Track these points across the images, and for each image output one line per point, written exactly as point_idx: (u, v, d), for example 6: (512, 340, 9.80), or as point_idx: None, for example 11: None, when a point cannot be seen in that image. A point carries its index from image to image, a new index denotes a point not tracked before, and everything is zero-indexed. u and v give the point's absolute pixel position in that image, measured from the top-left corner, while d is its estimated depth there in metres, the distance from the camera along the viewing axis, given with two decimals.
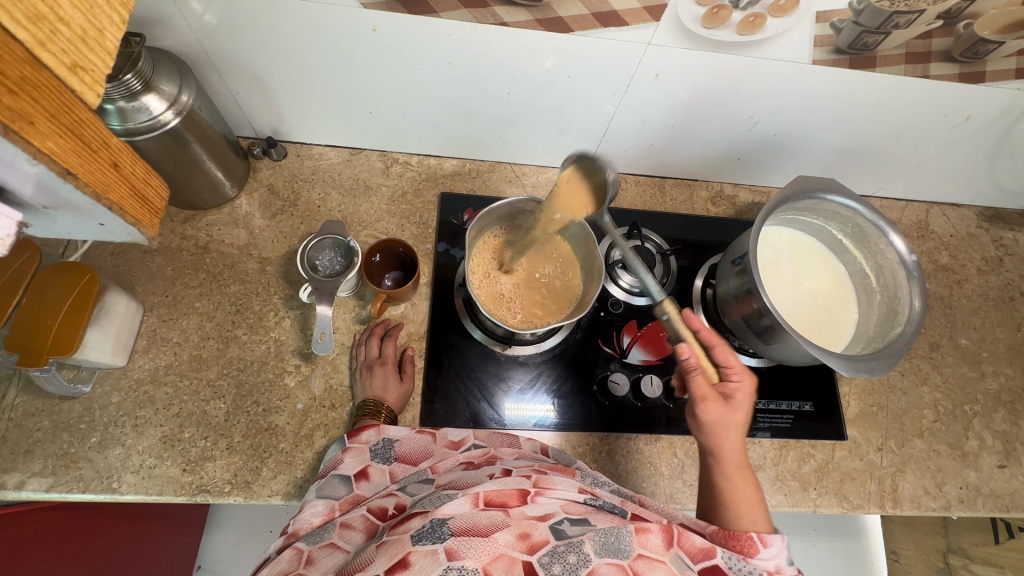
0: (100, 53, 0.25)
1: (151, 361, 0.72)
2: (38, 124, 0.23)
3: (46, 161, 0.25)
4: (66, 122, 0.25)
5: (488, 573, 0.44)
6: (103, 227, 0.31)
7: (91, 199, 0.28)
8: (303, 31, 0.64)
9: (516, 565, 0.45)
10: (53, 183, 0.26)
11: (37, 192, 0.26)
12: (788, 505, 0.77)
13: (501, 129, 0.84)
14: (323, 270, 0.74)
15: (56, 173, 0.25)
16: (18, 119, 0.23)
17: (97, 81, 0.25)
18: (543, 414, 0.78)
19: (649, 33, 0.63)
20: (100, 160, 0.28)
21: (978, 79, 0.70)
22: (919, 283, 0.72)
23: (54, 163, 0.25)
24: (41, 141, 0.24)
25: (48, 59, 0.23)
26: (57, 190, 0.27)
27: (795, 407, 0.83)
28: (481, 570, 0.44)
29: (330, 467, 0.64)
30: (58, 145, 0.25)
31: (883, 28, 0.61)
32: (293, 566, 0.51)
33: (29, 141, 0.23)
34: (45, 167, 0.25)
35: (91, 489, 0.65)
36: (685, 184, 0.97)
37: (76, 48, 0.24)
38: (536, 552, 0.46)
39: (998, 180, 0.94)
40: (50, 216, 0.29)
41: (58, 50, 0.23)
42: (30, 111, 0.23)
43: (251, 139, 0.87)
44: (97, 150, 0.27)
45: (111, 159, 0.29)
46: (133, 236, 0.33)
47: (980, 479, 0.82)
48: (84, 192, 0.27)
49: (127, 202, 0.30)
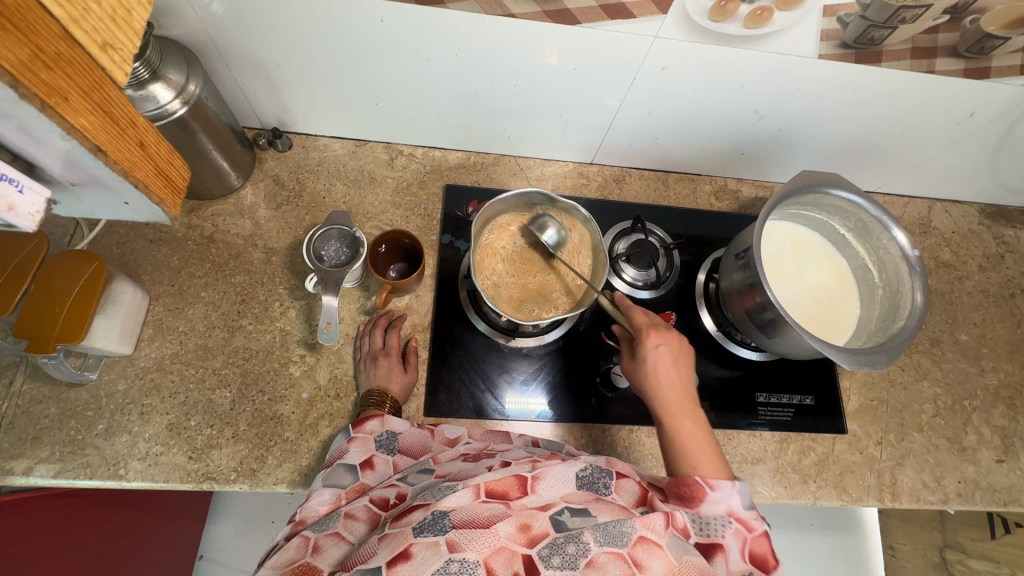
0: (128, 32, 0.25)
1: (157, 349, 0.73)
2: (72, 100, 0.24)
3: (79, 138, 0.25)
4: (97, 100, 0.25)
5: (489, 566, 0.45)
6: (128, 206, 0.31)
7: (119, 176, 0.28)
8: (311, 22, 0.64)
9: (516, 558, 0.46)
10: (82, 159, 0.26)
11: (66, 169, 0.27)
12: (788, 497, 0.78)
13: (505, 121, 0.84)
14: (328, 260, 0.74)
15: (87, 149, 0.26)
16: (54, 95, 0.23)
17: (125, 59, 0.26)
18: (545, 406, 0.78)
19: (656, 26, 0.63)
20: (128, 139, 0.28)
21: (983, 75, 0.70)
22: (921, 277, 0.73)
23: (85, 140, 0.25)
24: (73, 117, 0.24)
25: (81, 37, 0.23)
26: (85, 167, 0.27)
27: (795, 401, 0.84)
28: (481, 562, 0.45)
29: (336, 456, 0.64)
30: (89, 121, 0.25)
31: (889, 23, 0.61)
32: (299, 554, 0.52)
33: (63, 116, 0.24)
34: (76, 144, 0.25)
35: (98, 476, 0.66)
36: (689, 178, 0.97)
37: (107, 27, 0.24)
38: (536, 545, 0.47)
39: (1001, 177, 0.94)
40: (75, 194, 0.30)
41: (90, 28, 0.24)
42: (65, 87, 0.23)
43: (257, 130, 0.87)
44: (125, 130, 0.28)
45: (138, 139, 0.29)
46: (155, 216, 0.33)
47: (978, 474, 0.83)
48: (112, 169, 0.28)
49: (152, 180, 0.31)
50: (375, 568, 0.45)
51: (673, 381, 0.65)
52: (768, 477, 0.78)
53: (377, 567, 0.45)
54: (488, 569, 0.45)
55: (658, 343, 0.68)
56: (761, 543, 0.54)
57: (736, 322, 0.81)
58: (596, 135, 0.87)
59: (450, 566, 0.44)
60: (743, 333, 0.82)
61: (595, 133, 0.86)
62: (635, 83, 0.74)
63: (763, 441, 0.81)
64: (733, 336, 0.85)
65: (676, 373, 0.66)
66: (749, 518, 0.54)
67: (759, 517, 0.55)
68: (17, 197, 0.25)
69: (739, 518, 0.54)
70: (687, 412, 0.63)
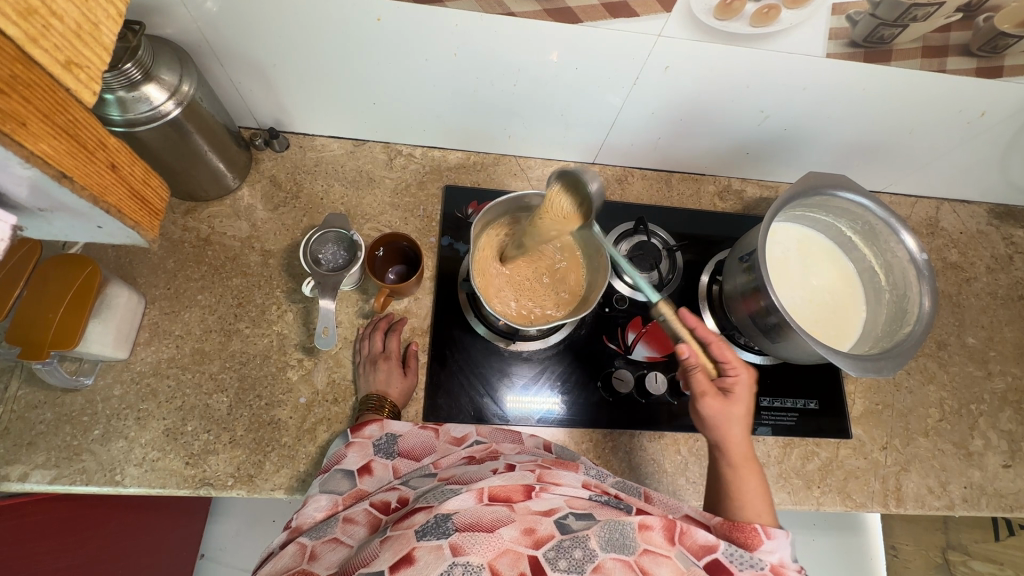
0: (96, 49, 0.24)
1: (153, 353, 0.72)
2: (31, 125, 0.23)
3: (39, 165, 0.24)
4: (62, 123, 0.24)
5: (494, 569, 0.43)
6: (101, 229, 0.30)
7: (89, 203, 0.27)
8: (306, 21, 0.63)
9: (522, 560, 0.44)
10: (48, 188, 0.25)
11: (31, 196, 0.26)
12: (791, 503, 0.77)
13: (505, 121, 0.83)
14: (326, 263, 0.73)
15: (51, 176, 0.25)
16: (10, 120, 0.22)
17: (93, 78, 0.24)
18: (546, 411, 0.77)
19: (660, 24, 0.62)
20: (97, 162, 0.27)
21: (996, 73, 0.68)
22: (930, 282, 0.71)
23: (47, 166, 0.24)
24: (33, 143, 0.23)
25: (40, 56, 0.22)
26: (52, 194, 0.26)
27: (799, 405, 0.83)
28: (487, 566, 0.43)
29: (335, 461, 0.64)
30: (53, 147, 0.24)
31: (900, 21, 0.60)
32: (296, 561, 0.52)
33: (21, 144, 0.22)
34: (38, 171, 0.24)
35: (94, 482, 0.65)
36: (692, 178, 0.96)
37: (70, 44, 0.23)
38: (542, 546, 0.46)
39: (1011, 177, 0.93)
40: (45, 218, 0.29)
41: (49, 46, 0.22)
42: (22, 111, 0.22)
43: (253, 129, 0.85)
44: (94, 152, 0.27)
45: (109, 161, 0.28)
46: (132, 239, 0.32)
47: (985, 479, 0.82)
48: (81, 195, 0.26)
49: (126, 204, 0.30)
50: (377, 571, 0.44)
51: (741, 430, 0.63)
52: (771, 483, 0.78)
53: (379, 571, 0.44)
54: (493, 570, 0.43)
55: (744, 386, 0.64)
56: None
57: (739, 325, 0.80)
58: (598, 135, 0.86)
59: (454, 571, 0.42)
60: (746, 337, 0.80)
61: (597, 132, 0.85)
62: (638, 82, 0.72)
63: (766, 446, 0.80)
64: (737, 339, 0.84)
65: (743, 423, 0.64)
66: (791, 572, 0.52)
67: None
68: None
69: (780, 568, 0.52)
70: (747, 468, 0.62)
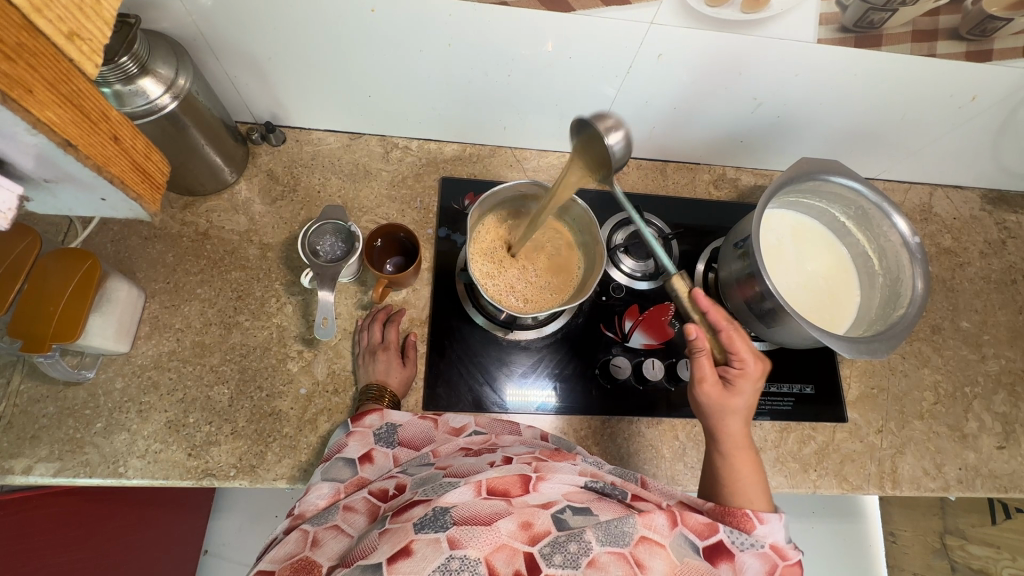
0: (97, 22, 0.25)
1: (154, 347, 0.73)
2: (36, 92, 0.23)
3: (46, 132, 0.24)
4: (65, 92, 0.25)
5: (490, 563, 0.45)
6: (105, 202, 0.31)
7: (92, 172, 0.28)
8: (301, 14, 0.63)
9: (517, 556, 0.46)
10: (53, 155, 0.26)
11: (38, 166, 0.27)
12: (788, 486, 0.78)
13: (501, 112, 0.84)
14: (324, 255, 0.74)
15: (56, 144, 0.25)
16: (17, 86, 0.22)
17: (94, 50, 0.25)
18: (545, 400, 0.78)
19: (652, 12, 0.62)
20: (100, 133, 0.28)
21: (985, 57, 0.69)
22: (922, 265, 0.72)
23: (53, 134, 0.25)
24: (39, 110, 0.24)
25: (45, 26, 0.23)
26: (57, 163, 0.27)
27: (796, 390, 0.84)
28: (483, 560, 0.45)
29: (336, 450, 0.64)
30: (57, 115, 0.25)
31: (889, 6, 0.60)
32: (299, 548, 0.52)
33: (28, 110, 0.23)
34: (45, 138, 0.25)
35: (98, 474, 0.66)
36: (687, 167, 0.96)
37: (72, 16, 0.24)
38: (537, 542, 0.47)
39: (1003, 162, 0.94)
40: (48, 190, 0.30)
41: (54, 17, 0.23)
42: (29, 79, 0.23)
43: (250, 124, 0.86)
44: (97, 123, 0.27)
45: (111, 133, 0.29)
46: (134, 211, 0.33)
47: (979, 460, 0.83)
48: (85, 165, 0.27)
49: (129, 175, 0.30)
50: (375, 564, 0.45)
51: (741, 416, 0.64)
52: (768, 466, 0.78)
53: (377, 564, 0.45)
54: (490, 567, 0.44)
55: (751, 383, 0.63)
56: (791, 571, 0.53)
57: (735, 312, 0.80)
58: None
59: (451, 563, 0.44)
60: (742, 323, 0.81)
61: None
62: (631, 71, 0.73)
63: (763, 431, 0.81)
64: None
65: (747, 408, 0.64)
66: (787, 548, 0.54)
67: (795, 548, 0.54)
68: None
69: (776, 548, 0.54)
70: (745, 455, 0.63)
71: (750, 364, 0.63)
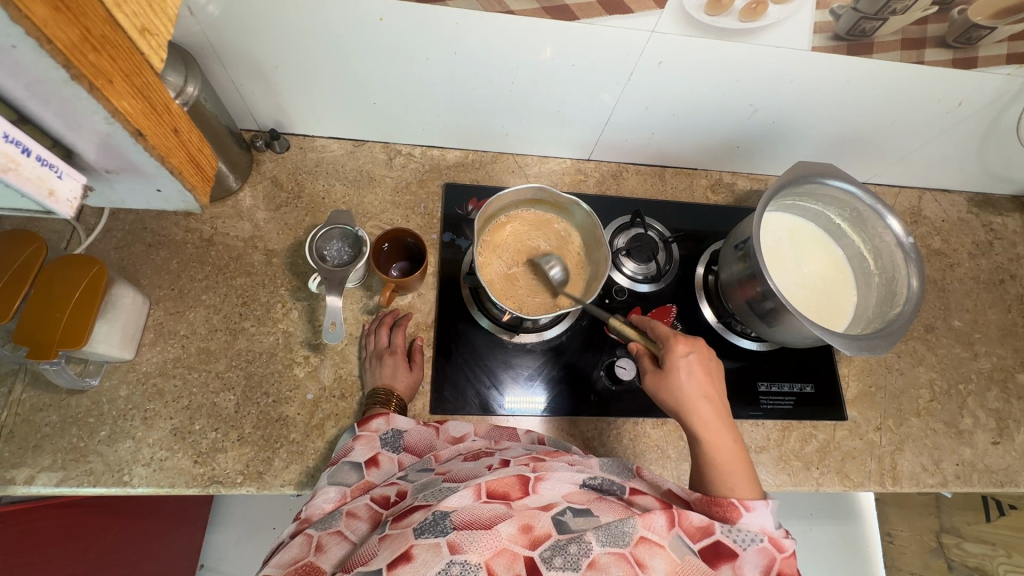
0: (162, 18, 0.29)
1: (158, 353, 0.72)
2: (115, 83, 0.27)
3: (122, 121, 0.28)
4: (137, 84, 0.28)
5: (490, 569, 0.45)
6: (160, 192, 0.35)
7: (157, 161, 0.31)
8: (308, 24, 0.64)
9: (518, 560, 0.46)
10: (121, 143, 0.29)
11: (103, 156, 0.30)
12: (791, 484, 0.79)
13: (504, 119, 0.85)
14: (331, 259, 0.74)
15: (129, 133, 0.29)
16: (100, 76, 0.26)
17: (160, 46, 0.29)
18: (552, 401, 0.79)
19: (653, 21, 0.64)
20: (164, 125, 0.31)
21: (971, 65, 0.72)
22: (917, 264, 0.74)
23: (127, 123, 0.28)
24: (116, 100, 0.27)
25: (123, 20, 0.27)
26: (126, 153, 0.30)
27: (796, 390, 0.85)
28: (484, 565, 0.45)
29: (341, 454, 0.63)
30: (131, 105, 0.28)
31: (879, 15, 0.63)
32: (303, 552, 0.52)
33: (108, 98, 0.26)
34: (119, 127, 0.28)
35: (102, 483, 0.65)
36: (685, 173, 0.98)
37: (144, 13, 0.28)
38: (538, 546, 0.47)
39: (989, 166, 0.97)
40: (109, 181, 0.33)
41: (131, 13, 0.27)
42: (108, 69, 0.26)
43: (254, 131, 0.86)
44: (162, 115, 0.31)
45: (173, 125, 0.32)
46: (188, 204, 0.37)
47: (975, 456, 0.85)
48: (150, 154, 0.31)
49: (185, 167, 0.34)
50: (375, 570, 0.45)
51: (708, 393, 0.62)
52: (771, 465, 0.79)
53: (378, 569, 0.45)
54: (490, 570, 0.45)
55: (689, 355, 0.63)
56: (791, 564, 0.52)
57: (736, 312, 0.82)
58: (593, 133, 0.88)
59: (451, 569, 0.44)
60: (743, 324, 0.83)
61: (592, 130, 0.88)
62: (631, 78, 0.75)
63: (765, 430, 0.82)
64: (733, 327, 0.86)
65: (708, 384, 0.62)
66: (782, 539, 0.53)
67: (789, 536, 0.53)
68: (56, 182, 0.28)
69: (772, 539, 0.52)
70: (726, 427, 0.61)
71: (671, 337, 0.66)
